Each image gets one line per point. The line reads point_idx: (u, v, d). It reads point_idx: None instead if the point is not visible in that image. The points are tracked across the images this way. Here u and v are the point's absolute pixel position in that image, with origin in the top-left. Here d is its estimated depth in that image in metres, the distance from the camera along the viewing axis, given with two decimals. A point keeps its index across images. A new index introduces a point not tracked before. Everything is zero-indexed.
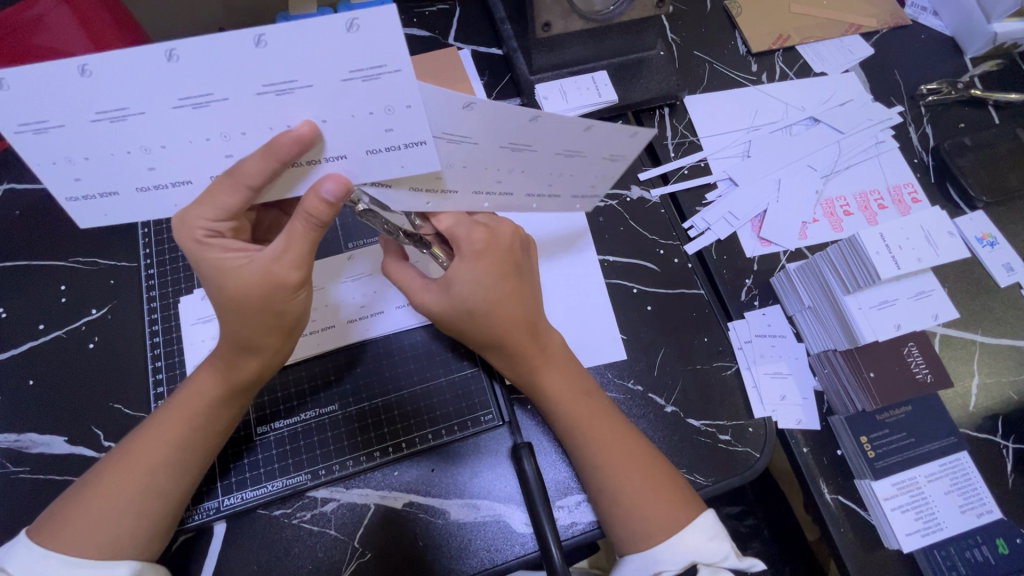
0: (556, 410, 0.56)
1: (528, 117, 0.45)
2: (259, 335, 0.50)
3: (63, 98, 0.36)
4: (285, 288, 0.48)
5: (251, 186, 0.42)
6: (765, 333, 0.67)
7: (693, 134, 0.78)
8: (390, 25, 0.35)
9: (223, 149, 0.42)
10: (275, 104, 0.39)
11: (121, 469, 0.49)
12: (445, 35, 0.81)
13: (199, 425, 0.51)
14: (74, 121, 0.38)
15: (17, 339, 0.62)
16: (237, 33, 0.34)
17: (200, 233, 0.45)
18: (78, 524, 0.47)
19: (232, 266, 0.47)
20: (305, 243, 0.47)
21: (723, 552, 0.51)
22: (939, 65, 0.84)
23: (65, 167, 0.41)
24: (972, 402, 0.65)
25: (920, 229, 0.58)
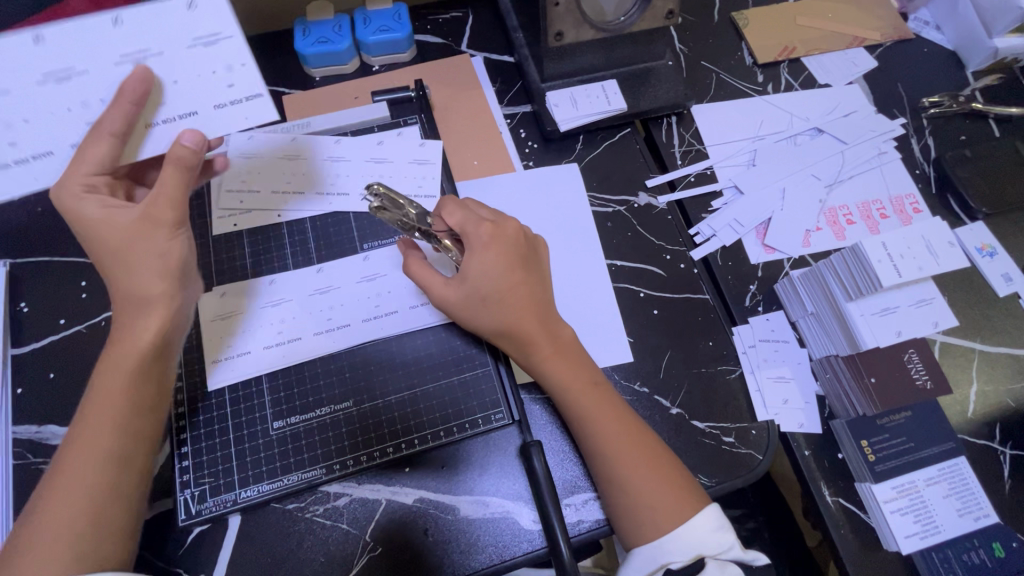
0: (569, 401, 0.57)
1: None
2: (140, 282, 0.49)
3: (88, 46, 0.47)
4: (162, 228, 0.49)
5: (113, 133, 0.47)
6: (768, 338, 0.68)
7: (700, 143, 0.79)
8: None
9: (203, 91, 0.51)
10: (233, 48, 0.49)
11: (68, 472, 0.46)
12: (459, 42, 0.83)
13: (115, 410, 0.48)
14: (97, 68, 0.47)
15: (38, 332, 0.64)
16: None
17: (81, 188, 0.48)
18: (40, 537, 0.44)
19: (110, 217, 0.49)
20: (180, 189, 0.49)
21: (728, 543, 0.52)
22: (942, 78, 0.86)
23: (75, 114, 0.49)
24: (971, 408, 0.66)
25: (920, 238, 0.60)
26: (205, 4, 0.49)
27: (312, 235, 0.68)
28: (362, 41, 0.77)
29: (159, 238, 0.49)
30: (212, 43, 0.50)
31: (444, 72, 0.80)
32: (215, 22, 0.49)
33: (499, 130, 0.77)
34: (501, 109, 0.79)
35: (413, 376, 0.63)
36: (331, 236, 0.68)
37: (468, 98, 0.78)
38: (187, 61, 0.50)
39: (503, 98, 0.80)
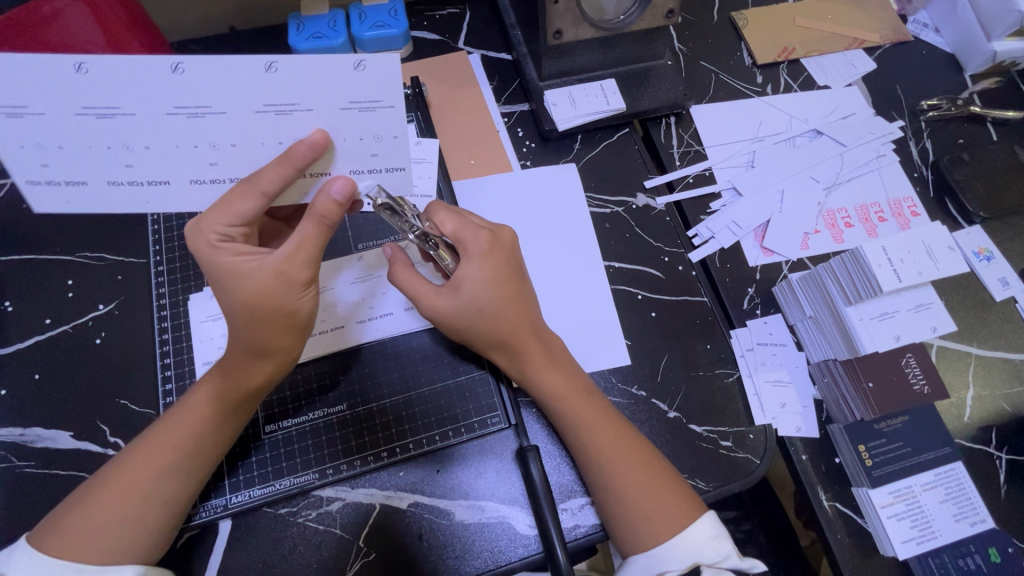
0: (562, 412, 0.56)
1: (350, 64, 0.38)
2: (271, 337, 0.50)
3: (140, 92, 0.39)
4: (295, 286, 0.48)
5: (265, 193, 0.44)
6: (766, 342, 0.68)
7: (699, 144, 0.79)
8: (393, 70, 0.39)
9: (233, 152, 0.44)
10: (278, 121, 0.42)
11: (133, 473, 0.49)
12: (456, 39, 0.82)
13: (202, 432, 0.52)
14: (143, 112, 0.40)
15: (23, 332, 0.62)
16: (250, 57, 0.37)
17: (215, 238, 0.48)
18: (90, 531, 0.47)
19: (241, 269, 0.48)
20: (313, 246, 0.48)
21: (724, 552, 0.52)
22: (940, 81, 0.86)
23: (120, 154, 0.42)
24: (966, 413, 0.66)
25: (920, 243, 0.60)
26: (376, 67, 0.39)
27: None
28: (357, 36, 0.76)
29: (287, 296, 0.48)
30: (370, 111, 0.42)
31: (441, 69, 0.79)
32: (378, 90, 0.40)
33: (497, 129, 0.76)
34: (499, 108, 0.78)
35: (408, 379, 0.63)
36: None
37: (464, 97, 0.77)
38: (336, 122, 0.42)
39: (500, 96, 0.79)
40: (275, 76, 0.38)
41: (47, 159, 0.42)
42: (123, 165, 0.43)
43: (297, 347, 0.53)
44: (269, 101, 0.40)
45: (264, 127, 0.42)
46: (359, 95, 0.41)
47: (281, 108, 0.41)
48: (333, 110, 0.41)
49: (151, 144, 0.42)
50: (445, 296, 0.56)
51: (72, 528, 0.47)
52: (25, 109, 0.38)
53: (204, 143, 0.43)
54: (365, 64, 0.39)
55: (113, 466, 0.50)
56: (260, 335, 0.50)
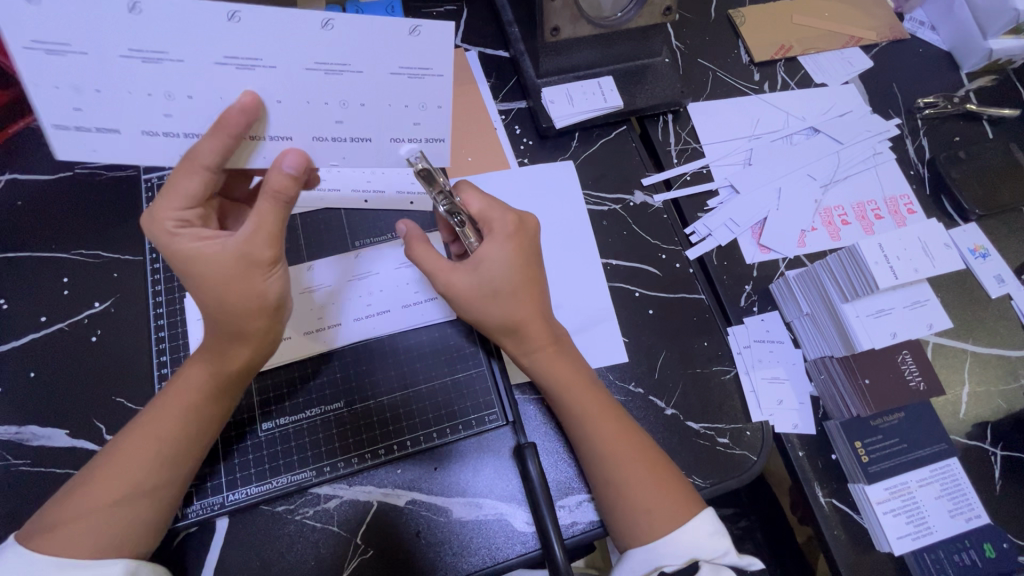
0: (572, 399, 0.56)
1: (406, 29, 0.42)
2: (244, 320, 0.50)
3: (94, 30, 0.39)
4: (259, 267, 0.48)
5: (208, 166, 0.45)
6: (763, 339, 0.68)
7: (696, 141, 0.79)
8: (443, 40, 0.44)
9: (166, 109, 0.44)
10: (320, 79, 0.44)
11: (116, 464, 0.49)
12: (453, 36, 0.82)
13: (186, 419, 0.52)
14: (193, 59, 0.41)
15: (18, 330, 0.62)
16: (309, 13, 0.40)
17: (172, 225, 0.48)
18: (78, 526, 0.47)
19: (204, 253, 0.48)
20: (272, 224, 0.48)
21: (723, 549, 0.52)
22: (936, 79, 0.86)
23: (71, 96, 0.41)
24: (962, 409, 0.66)
25: (916, 240, 0.60)
26: (429, 33, 0.43)
27: (302, 232, 0.67)
28: None
29: (251, 276, 0.48)
30: (419, 77, 0.46)
31: None
32: (429, 58, 0.45)
33: (494, 126, 0.76)
34: (496, 105, 0.78)
35: (405, 376, 0.63)
36: (322, 232, 0.67)
37: (461, 94, 0.77)
38: (383, 87, 0.46)
39: (497, 93, 0.79)
40: (331, 32, 0.41)
41: (81, 103, 0.42)
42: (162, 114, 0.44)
43: (275, 327, 0.52)
44: (320, 59, 0.43)
45: (274, 80, 0.43)
46: (412, 62, 0.45)
47: (334, 67, 0.43)
48: (381, 74, 0.45)
49: (102, 88, 0.41)
50: (468, 270, 0.56)
51: (60, 522, 0.47)
52: (69, 48, 0.39)
53: (160, 92, 0.43)
54: (335, 23, 0.41)
55: (101, 458, 0.50)
56: (235, 317, 0.49)
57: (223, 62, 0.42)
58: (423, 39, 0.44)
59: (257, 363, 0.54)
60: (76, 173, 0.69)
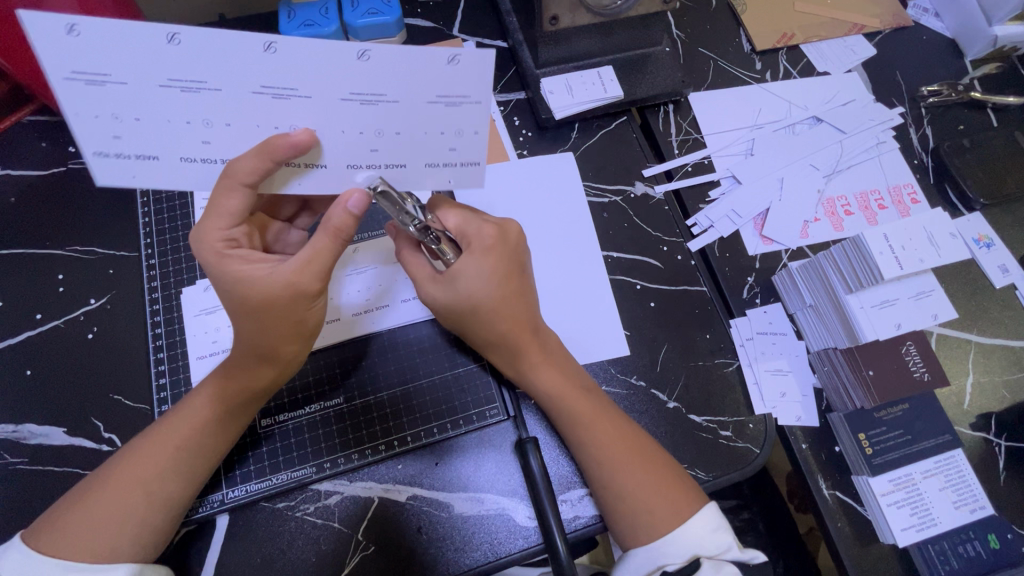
0: (564, 409, 0.56)
1: (443, 58, 0.37)
2: (277, 343, 0.50)
3: (132, 58, 0.36)
4: (306, 297, 0.48)
5: (246, 184, 0.43)
6: (766, 331, 0.67)
7: (697, 132, 0.78)
8: (486, 67, 0.39)
9: (202, 135, 0.41)
10: (358, 111, 0.40)
11: (128, 474, 0.49)
12: (450, 26, 0.81)
13: (204, 433, 0.51)
14: (230, 87, 0.38)
15: (14, 328, 0.61)
16: (343, 45, 0.36)
17: (222, 245, 0.47)
18: (84, 535, 0.46)
19: (250, 278, 0.47)
20: (327, 258, 0.48)
21: (725, 544, 0.51)
22: (940, 67, 0.85)
23: (108, 123, 0.39)
24: (966, 400, 0.66)
25: (921, 230, 0.59)
26: (469, 63, 0.38)
27: None
28: (350, 25, 0.73)
29: (297, 305, 0.48)
30: (458, 106, 0.41)
31: None
32: (467, 86, 0.40)
33: (493, 117, 0.75)
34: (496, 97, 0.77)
35: (405, 372, 0.62)
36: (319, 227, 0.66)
37: None
38: (419, 115, 0.41)
39: (496, 84, 0.78)
40: (367, 65, 0.37)
41: (119, 131, 0.39)
42: (201, 141, 0.42)
43: (300, 353, 0.53)
44: (357, 89, 0.39)
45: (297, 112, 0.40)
46: (449, 88, 0.40)
47: (368, 98, 0.39)
48: (419, 104, 0.40)
49: (142, 115, 0.38)
50: (440, 285, 0.55)
51: (70, 525, 0.46)
52: (107, 79, 0.36)
53: (199, 119, 0.40)
54: (369, 55, 0.37)
55: (114, 463, 0.50)
56: (266, 340, 0.49)
57: (264, 89, 0.39)
58: (461, 68, 0.38)
59: (278, 381, 0.53)
60: (70, 169, 0.68)
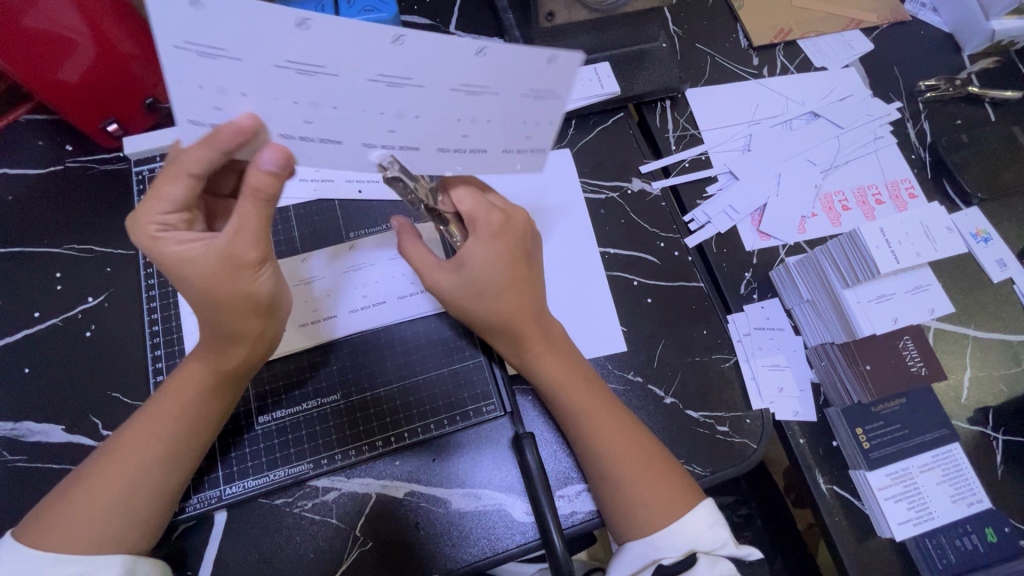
0: (571, 392, 0.56)
1: (546, 58, 0.38)
2: (239, 321, 0.49)
3: (243, 32, 0.34)
4: (245, 268, 0.47)
5: (191, 173, 0.43)
6: (763, 326, 0.67)
7: (694, 127, 0.78)
8: (579, 71, 0.39)
9: (304, 113, 0.40)
10: (462, 101, 0.40)
11: (109, 462, 0.49)
12: (446, 23, 0.81)
13: (184, 418, 0.51)
14: (344, 71, 0.37)
15: (12, 327, 0.61)
16: (463, 40, 0.36)
17: (154, 229, 0.46)
18: (70, 525, 0.46)
19: (185, 256, 0.46)
20: (255, 223, 0.45)
21: (721, 539, 0.51)
22: (938, 62, 0.85)
23: (216, 98, 0.38)
24: (964, 395, 0.66)
25: (918, 224, 0.59)
26: (565, 64, 0.38)
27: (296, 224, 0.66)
28: None
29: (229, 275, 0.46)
30: (543, 100, 0.41)
31: None
32: (562, 84, 0.40)
33: None
34: None
35: (402, 368, 0.62)
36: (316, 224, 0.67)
37: None
38: (516, 109, 0.42)
39: None
40: (401, 48, 0.36)
41: (222, 104, 0.39)
42: (302, 120, 0.40)
43: (266, 329, 0.52)
44: (463, 82, 0.39)
45: (364, 95, 0.39)
46: (539, 84, 0.40)
47: (473, 89, 0.39)
48: (515, 96, 0.40)
49: (247, 91, 0.38)
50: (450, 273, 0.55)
51: (57, 518, 0.47)
52: (223, 54, 0.35)
53: (304, 100, 0.39)
54: (406, 39, 0.35)
55: (98, 455, 0.50)
56: (229, 319, 0.49)
57: (375, 79, 0.38)
58: (559, 67, 0.38)
59: (250, 361, 0.53)
60: (67, 167, 0.68)
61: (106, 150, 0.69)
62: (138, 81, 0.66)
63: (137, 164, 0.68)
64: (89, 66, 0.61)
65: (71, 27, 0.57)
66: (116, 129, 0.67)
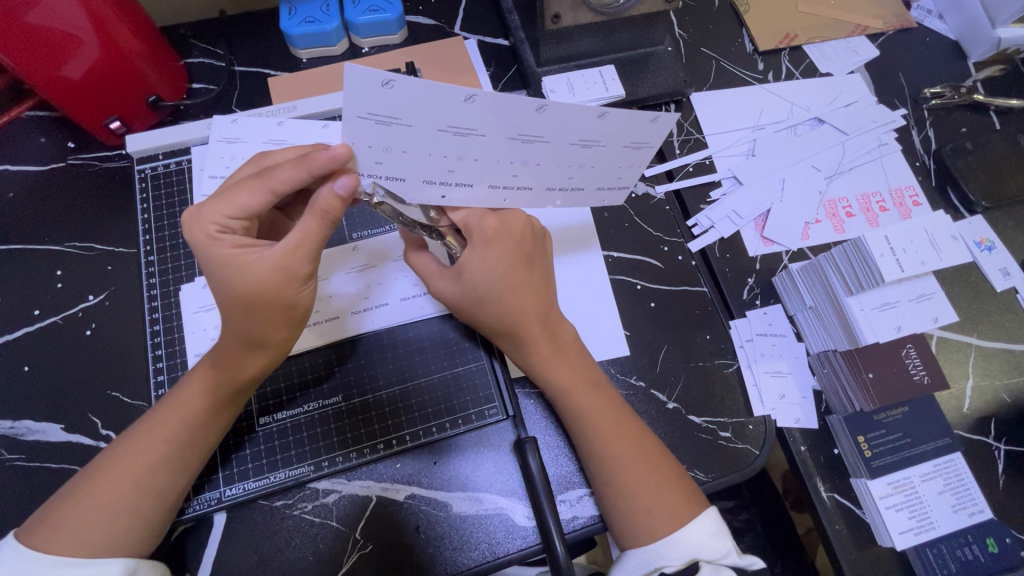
0: (579, 390, 0.56)
1: (596, 114, 0.45)
2: (268, 329, 0.49)
3: (356, 94, 0.39)
4: (295, 280, 0.47)
5: (275, 189, 0.46)
6: (766, 332, 0.67)
7: (699, 132, 0.77)
8: (626, 123, 0.47)
9: (377, 156, 0.45)
10: (519, 146, 0.47)
11: (119, 466, 0.48)
12: (451, 24, 0.80)
13: (196, 423, 0.51)
14: (420, 125, 0.42)
15: (13, 324, 0.61)
16: (529, 100, 0.43)
17: (213, 231, 0.47)
18: (75, 529, 0.46)
19: (241, 262, 0.47)
20: (315, 241, 0.47)
21: (724, 549, 0.51)
22: (944, 69, 0.84)
23: (375, 152, 0.44)
24: (966, 404, 0.66)
25: (923, 232, 0.59)
26: (613, 118, 0.47)
27: None
28: (351, 21, 0.73)
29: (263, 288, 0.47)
30: (589, 147, 0.49)
31: (433, 53, 0.77)
32: (604, 134, 0.48)
33: None
34: None
35: (404, 370, 0.62)
36: None
37: (461, 82, 0.76)
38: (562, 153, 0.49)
39: (497, 83, 0.78)
40: (472, 105, 0.42)
41: (380, 158, 0.45)
42: (374, 162, 0.45)
43: (292, 338, 0.52)
44: (522, 132, 0.46)
45: (441, 143, 0.45)
46: (639, 136, 0.49)
47: (529, 137, 0.46)
48: (564, 143, 0.48)
49: (371, 142, 0.43)
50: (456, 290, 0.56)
51: (61, 520, 0.46)
52: (395, 121, 0.42)
53: (381, 145, 0.44)
54: (475, 97, 0.41)
55: (104, 458, 0.50)
56: (258, 328, 0.49)
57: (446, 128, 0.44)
58: (606, 120, 0.47)
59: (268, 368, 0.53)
60: (69, 164, 0.68)
61: (108, 147, 0.68)
62: (143, 78, 0.66)
63: (139, 162, 0.68)
64: (94, 62, 0.60)
65: (76, 25, 0.56)
66: (119, 126, 0.66)
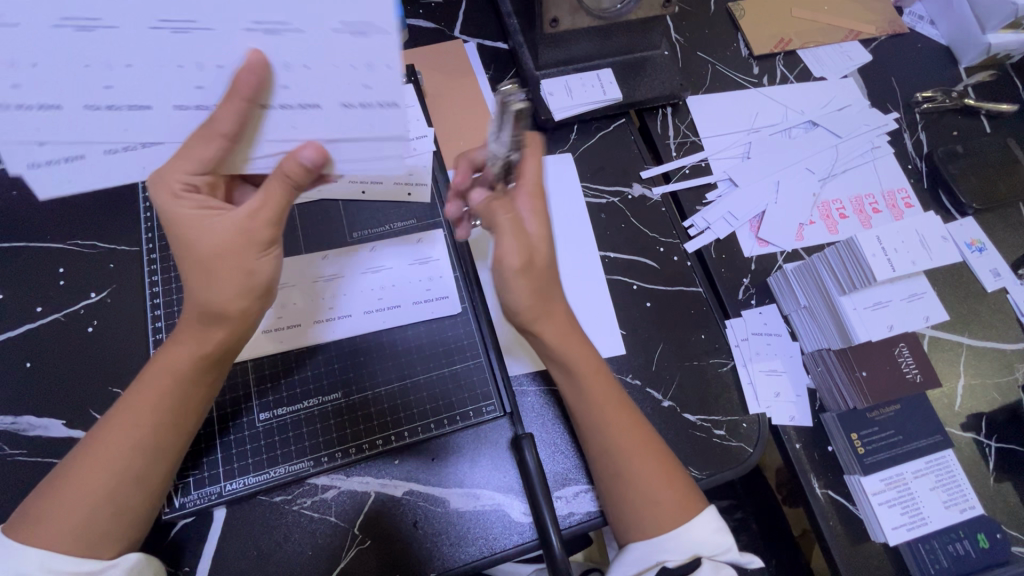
0: (578, 388, 0.56)
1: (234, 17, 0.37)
2: (224, 297, 0.48)
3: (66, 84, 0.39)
4: (257, 248, 0.48)
5: (224, 133, 0.42)
6: (761, 332, 0.68)
7: (695, 134, 0.79)
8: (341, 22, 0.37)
9: (194, 82, 0.41)
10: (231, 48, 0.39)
11: (99, 449, 0.48)
12: (451, 28, 0.81)
13: (172, 407, 0.49)
14: (126, 26, 0.37)
15: (16, 321, 0.62)
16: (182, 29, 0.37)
17: (178, 189, 0.46)
18: (57, 513, 0.45)
19: (204, 224, 0.48)
20: (277, 202, 0.48)
21: (725, 544, 0.52)
22: (935, 74, 0.86)
23: (96, 71, 0.39)
24: (958, 402, 0.67)
25: (914, 233, 0.60)
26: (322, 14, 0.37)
27: (299, 223, 0.67)
28: None
29: (277, 178, 0.46)
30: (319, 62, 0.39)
31: (433, 57, 0.78)
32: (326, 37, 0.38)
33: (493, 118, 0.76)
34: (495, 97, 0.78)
35: (403, 367, 0.63)
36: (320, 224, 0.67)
37: (461, 85, 0.77)
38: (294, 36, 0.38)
39: (496, 85, 0.79)
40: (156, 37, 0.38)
41: (108, 80, 0.39)
42: (194, 86, 0.41)
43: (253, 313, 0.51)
44: (166, 19, 0.37)
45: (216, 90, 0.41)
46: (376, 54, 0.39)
47: (180, 27, 0.37)
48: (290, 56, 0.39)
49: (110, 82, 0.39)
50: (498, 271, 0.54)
51: (46, 512, 0.45)
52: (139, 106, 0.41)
53: (97, 64, 0.38)
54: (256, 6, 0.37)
55: (80, 449, 0.48)
56: (217, 297, 0.48)
57: (180, 107, 0.42)
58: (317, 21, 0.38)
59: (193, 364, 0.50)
60: None
61: None
62: None
63: None
64: None
65: None
66: None
